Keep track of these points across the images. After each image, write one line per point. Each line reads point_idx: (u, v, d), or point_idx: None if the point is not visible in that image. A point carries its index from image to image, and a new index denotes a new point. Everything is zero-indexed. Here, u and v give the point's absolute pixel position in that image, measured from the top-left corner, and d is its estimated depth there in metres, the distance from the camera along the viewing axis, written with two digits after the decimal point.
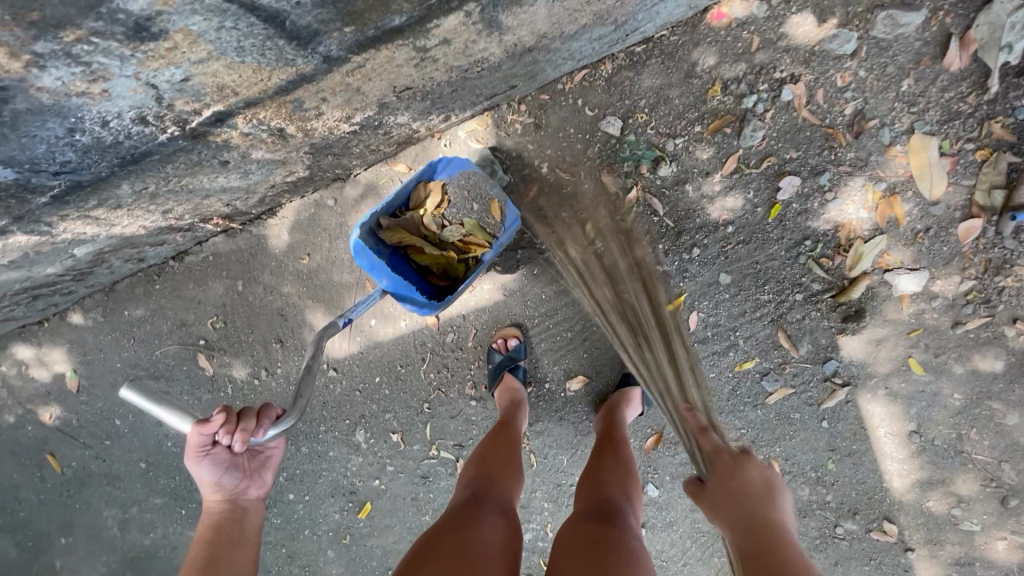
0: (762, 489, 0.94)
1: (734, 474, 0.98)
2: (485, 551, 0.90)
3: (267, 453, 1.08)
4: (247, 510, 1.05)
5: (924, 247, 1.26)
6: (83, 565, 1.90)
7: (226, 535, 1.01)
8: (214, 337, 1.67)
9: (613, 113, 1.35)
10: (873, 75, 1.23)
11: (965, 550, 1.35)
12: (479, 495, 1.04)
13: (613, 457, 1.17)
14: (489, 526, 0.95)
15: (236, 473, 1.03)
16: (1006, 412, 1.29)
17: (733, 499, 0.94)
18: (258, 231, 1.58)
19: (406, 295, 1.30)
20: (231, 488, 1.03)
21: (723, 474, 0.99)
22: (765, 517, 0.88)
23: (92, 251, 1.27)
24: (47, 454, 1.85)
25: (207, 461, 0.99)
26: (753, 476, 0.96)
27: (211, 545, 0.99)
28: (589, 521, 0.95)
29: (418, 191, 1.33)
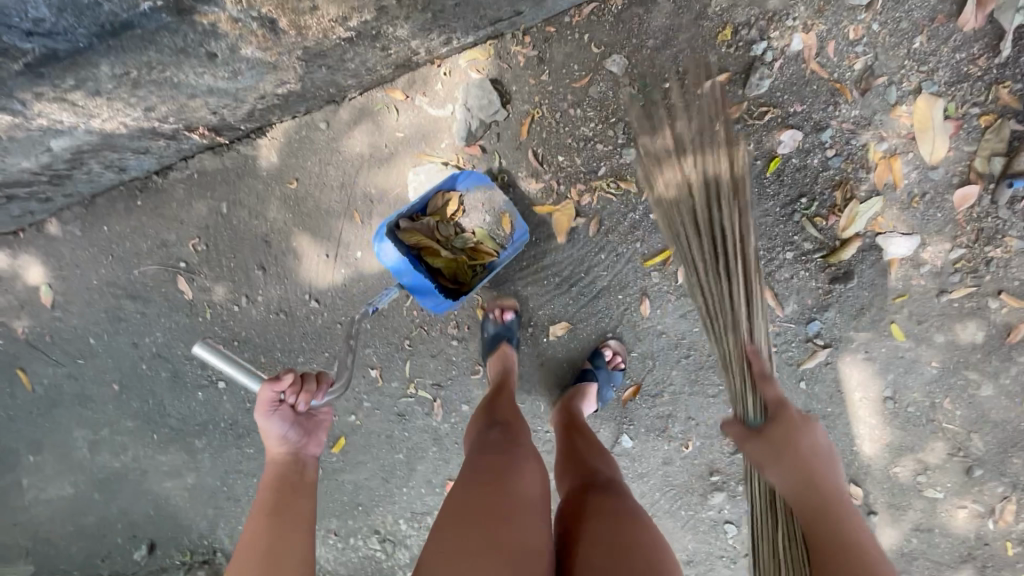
0: (827, 460, 0.86)
1: (802, 433, 0.88)
2: (526, 506, 0.88)
3: (324, 415, 1.05)
4: (310, 465, 0.99)
5: (919, 213, 1.25)
6: (50, 484, 1.88)
7: (291, 482, 0.94)
8: (196, 260, 1.64)
9: (619, 52, 1.32)
10: (886, 30, 1.21)
11: (927, 517, 1.37)
12: (504, 441, 1.03)
13: (582, 436, 1.22)
14: (526, 475, 0.94)
15: (300, 432, 1.00)
16: (981, 383, 1.30)
17: (805, 468, 0.84)
18: (246, 152, 1.54)
19: (426, 292, 1.40)
20: (294, 442, 0.98)
21: (788, 429, 0.89)
22: (823, 481, 0.83)
23: (69, 147, 1.22)
24: (18, 369, 1.81)
25: (274, 417, 0.96)
26: (818, 443, 0.87)
27: (272, 493, 0.92)
28: (597, 493, 0.96)
29: (435, 201, 1.39)
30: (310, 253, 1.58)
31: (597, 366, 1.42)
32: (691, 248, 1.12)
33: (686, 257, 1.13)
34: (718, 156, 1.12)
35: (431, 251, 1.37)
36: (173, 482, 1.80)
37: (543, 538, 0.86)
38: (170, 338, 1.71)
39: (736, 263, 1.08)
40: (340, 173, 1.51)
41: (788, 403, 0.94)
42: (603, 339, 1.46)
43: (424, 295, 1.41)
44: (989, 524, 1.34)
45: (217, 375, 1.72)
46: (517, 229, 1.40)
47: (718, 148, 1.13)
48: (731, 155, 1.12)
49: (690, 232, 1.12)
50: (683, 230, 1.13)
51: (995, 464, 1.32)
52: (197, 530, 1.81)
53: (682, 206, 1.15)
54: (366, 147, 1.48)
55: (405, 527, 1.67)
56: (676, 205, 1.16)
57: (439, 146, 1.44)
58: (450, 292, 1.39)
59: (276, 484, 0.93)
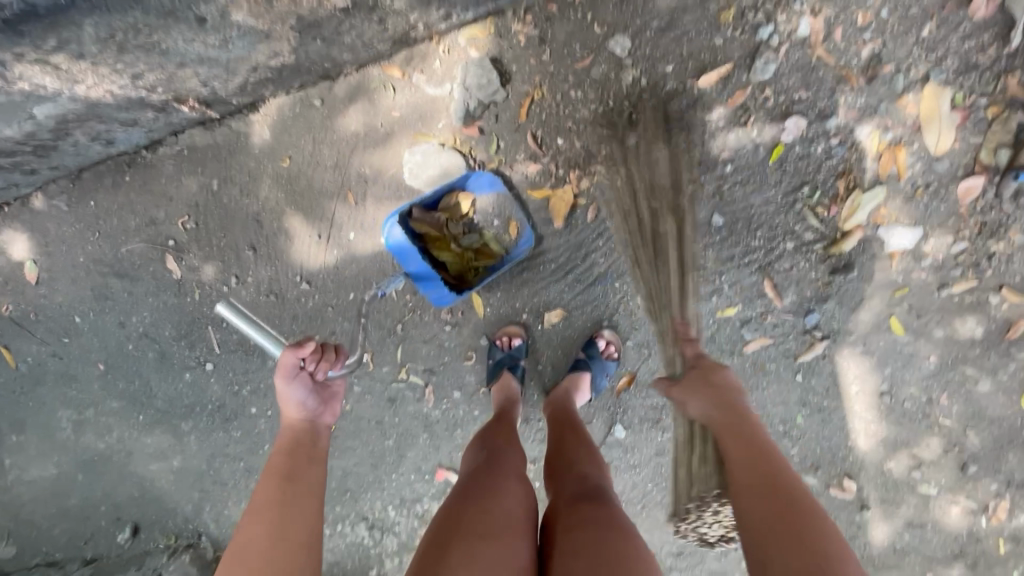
0: (733, 389, 0.98)
1: (711, 373, 1.01)
2: (509, 526, 0.88)
3: (337, 387, 1.02)
4: (322, 438, 0.96)
5: (922, 204, 1.24)
6: (32, 465, 1.84)
7: (302, 456, 0.90)
8: (185, 238, 1.60)
9: (622, 33, 1.29)
10: (895, 16, 1.18)
11: (919, 513, 1.36)
12: (492, 465, 1.04)
13: (575, 435, 1.19)
14: (509, 493, 0.95)
15: (316, 399, 0.97)
16: (978, 379, 1.28)
17: (715, 394, 0.98)
18: (238, 127, 1.50)
19: (430, 283, 1.42)
20: (308, 412, 0.95)
21: (699, 371, 1.03)
22: (738, 412, 0.94)
23: (54, 115, 1.19)
24: (2, 346, 1.78)
25: (294, 384, 0.93)
26: (724, 376, 1.01)
27: (280, 465, 0.88)
28: (582, 502, 0.94)
29: (448, 200, 1.41)
30: (301, 234, 1.55)
31: (590, 356, 1.40)
32: (632, 240, 1.25)
33: (630, 254, 1.26)
34: (660, 165, 1.26)
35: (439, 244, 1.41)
36: (158, 464, 1.77)
37: (524, 553, 0.85)
38: (157, 318, 1.68)
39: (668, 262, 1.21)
40: (334, 152, 1.48)
41: (705, 355, 1.07)
42: (598, 328, 1.44)
43: (428, 286, 1.43)
44: (981, 521, 1.33)
45: (204, 357, 1.68)
46: (523, 236, 1.41)
47: (664, 159, 1.26)
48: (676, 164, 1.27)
49: (633, 228, 1.25)
50: (629, 229, 1.26)
51: (990, 460, 1.31)
52: (182, 513, 1.78)
53: (630, 209, 1.26)
54: (362, 125, 1.45)
55: (394, 515, 1.64)
56: (623, 209, 1.27)
57: (436, 126, 1.41)
58: (454, 285, 1.42)
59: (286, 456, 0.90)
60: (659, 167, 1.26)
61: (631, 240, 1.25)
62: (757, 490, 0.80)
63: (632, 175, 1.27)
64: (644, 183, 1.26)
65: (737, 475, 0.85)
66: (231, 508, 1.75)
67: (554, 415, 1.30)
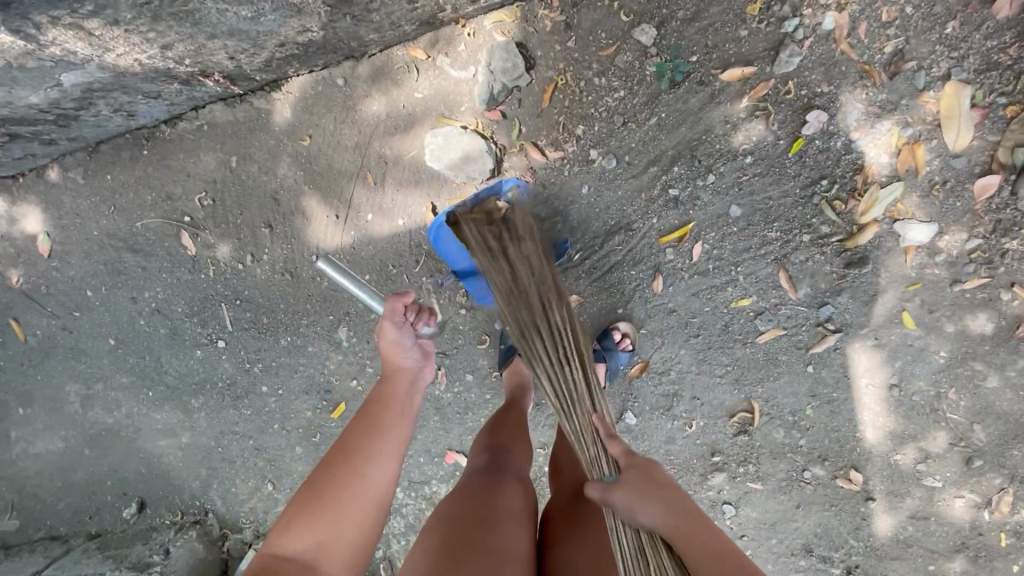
0: (677, 488, 0.83)
1: (650, 469, 0.85)
2: (514, 518, 0.93)
3: (430, 345, 1.10)
4: (417, 392, 1.04)
5: (939, 200, 1.25)
6: (39, 438, 1.84)
7: (397, 406, 0.99)
8: (201, 215, 1.60)
9: (648, 22, 1.30)
10: (920, 13, 1.20)
11: (923, 505, 1.38)
12: (499, 461, 1.08)
13: None
14: (511, 490, 1.00)
15: (417, 353, 1.05)
16: (986, 375, 1.30)
17: (667, 494, 0.81)
18: (260, 104, 1.51)
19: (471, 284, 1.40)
20: (408, 364, 1.03)
21: (636, 464, 0.85)
22: (687, 508, 0.80)
23: (80, 82, 1.20)
24: (12, 319, 1.77)
25: (399, 332, 1.01)
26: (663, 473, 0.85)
27: (375, 408, 0.98)
28: (580, 500, 1.02)
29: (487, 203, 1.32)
30: (319, 214, 1.55)
31: (606, 348, 1.40)
32: (527, 332, 1.11)
33: (529, 352, 1.10)
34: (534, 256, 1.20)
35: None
36: (167, 441, 1.77)
37: (525, 544, 0.90)
38: (170, 294, 1.68)
39: (573, 351, 1.06)
40: (355, 132, 1.48)
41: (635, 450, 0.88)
42: (613, 321, 1.45)
43: (472, 283, 1.40)
44: (984, 514, 1.35)
45: (216, 334, 1.68)
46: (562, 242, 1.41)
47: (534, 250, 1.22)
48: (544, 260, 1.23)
49: (523, 321, 1.12)
50: (517, 325, 1.13)
51: (995, 455, 1.33)
52: (189, 490, 1.78)
53: (522, 296, 1.14)
54: (383, 107, 1.45)
55: (402, 497, 1.65)
56: (511, 305, 1.14)
57: (459, 110, 1.42)
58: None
59: (382, 402, 0.98)
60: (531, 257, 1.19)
61: (523, 337, 1.11)
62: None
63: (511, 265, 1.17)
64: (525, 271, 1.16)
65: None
66: (238, 487, 1.75)
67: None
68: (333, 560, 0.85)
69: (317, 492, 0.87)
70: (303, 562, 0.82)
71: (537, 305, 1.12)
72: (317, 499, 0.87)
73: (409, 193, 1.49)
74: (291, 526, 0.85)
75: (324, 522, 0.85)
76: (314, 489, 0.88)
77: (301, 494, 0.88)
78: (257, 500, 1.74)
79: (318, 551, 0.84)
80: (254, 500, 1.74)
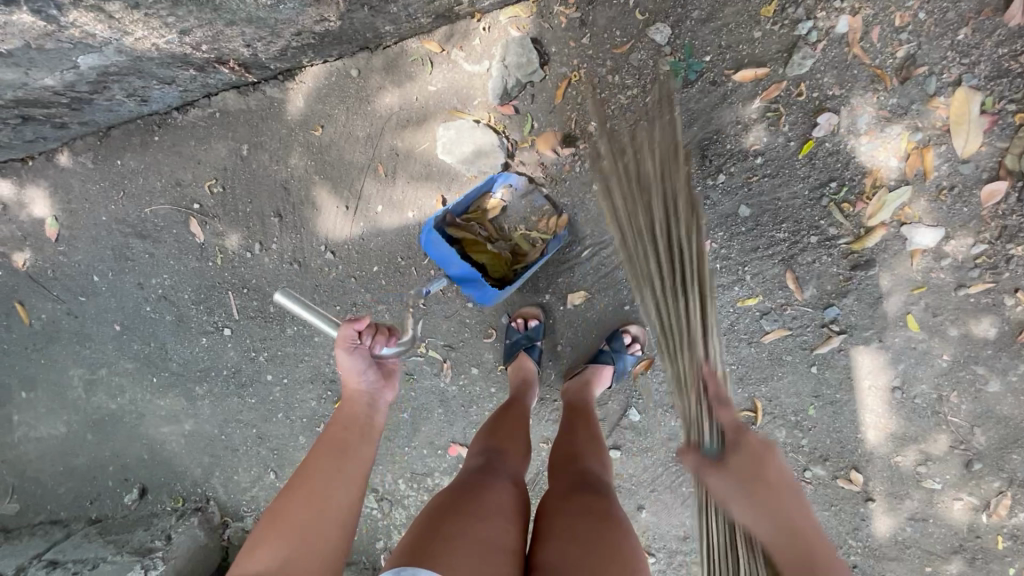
0: (790, 492, 0.81)
1: (761, 462, 0.84)
2: (499, 513, 0.89)
3: (393, 364, 1.11)
4: (378, 412, 1.06)
5: (946, 206, 1.27)
6: (42, 422, 1.84)
7: (357, 428, 1.02)
8: (210, 203, 1.61)
9: (662, 21, 1.31)
10: (932, 19, 1.21)
11: (923, 506, 1.40)
12: (492, 463, 1.04)
13: (587, 427, 1.19)
14: (503, 487, 0.96)
15: (376, 374, 1.07)
16: (989, 378, 1.31)
17: (770, 498, 0.80)
18: (273, 93, 1.51)
19: (472, 283, 1.40)
20: (367, 386, 1.05)
21: (749, 459, 0.85)
22: (794, 512, 0.79)
23: (97, 65, 1.21)
24: (17, 303, 1.77)
25: (355, 356, 1.02)
26: (776, 470, 0.84)
27: (336, 431, 1.00)
28: (576, 494, 0.95)
29: (479, 201, 1.44)
30: (329, 205, 1.56)
31: (615, 349, 1.41)
32: (649, 260, 1.05)
33: (643, 272, 1.05)
34: (672, 188, 1.08)
35: (477, 246, 1.40)
36: (170, 427, 1.77)
37: (511, 538, 0.85)
38: (177, 281, 1.68)
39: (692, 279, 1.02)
40: (368, 124, 1.49)
41: (742, 426, 0.90)
42: (625, 323, 1.46)
43: (469, 286, 1.42)
44: (982, 517, 1.37)
45: (222, 322, 1.68)
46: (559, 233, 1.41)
47: (674, 180, 1.09)
48: (688, 195, 1.09)
49: (647, 240, 1.05)
50: (637, 240, 1.07)
51: (995, 459, 1.34)
52: (191, 477, 1.78)
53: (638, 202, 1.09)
54: (397, 99, 1.46)
55: (404, 488, 1.66)
56: (633, 224, 1.08)
57: (471, 104, 1.43)
58: (497, 281, 1.41)
59: (342, 425, 1.01)
60: (664, 186, 1.07)
61: (641, 254, 1.06)
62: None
63: (641, 189, 1.09)
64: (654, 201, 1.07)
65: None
66: (240, 475, 1.76)
67: (571, 406, 1.30)
68: None
69: (280, 516, 0.87)
70: None
71: (658, 224, 1.04)
72: (277, 521, 0.87)
73: (419, 186, 1.50)
74: (253, 551, 0.84)
75: (284, 543, 0.84)
76: (277, 513, 0.88)
77: (265, 519, 0.88)
78: (259, 488, 1.75)
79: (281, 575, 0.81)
80: (256, 489, 1.75)
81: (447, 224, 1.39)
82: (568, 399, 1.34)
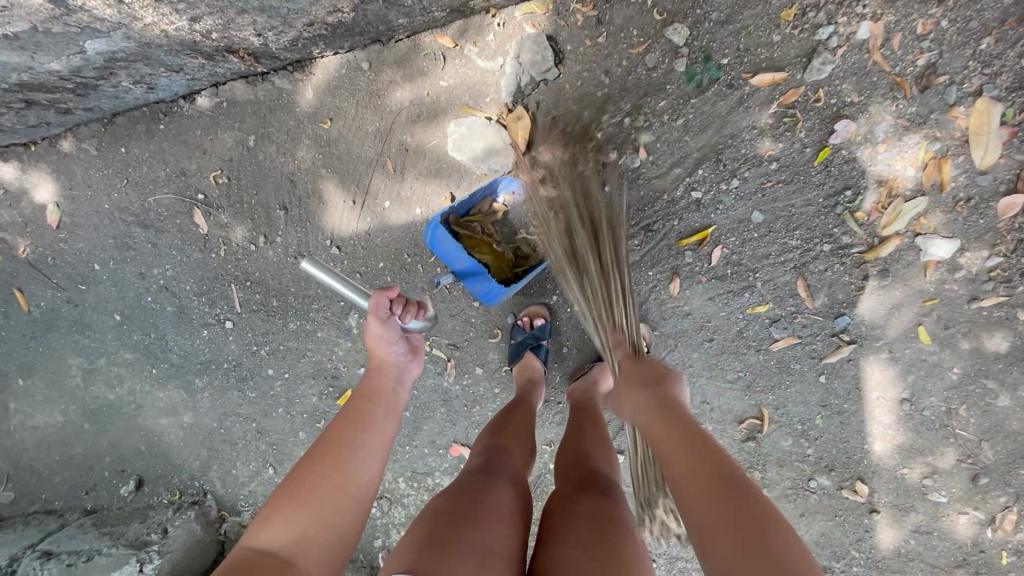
0: (662, 385, 0.97)
1: (642, 374, 1.01)
2: (499, 517, 0.84)
3: (418, 339, 1.15)
4: (404, 385, 1.08)
5: (962, 217, 1.25)
6: (39, 411, 1.81)
7: (382, 402, 1.02)
8: (215, 194, 1.58)
9: (680, 22, 1.29)
10: (955, 27, 1.19)
11: (927, 520, 1.39)
12: (494, 461, 1.00)
13: (595, 428, 1.16)
14: (504, 490, 0.92)
15: (405, 347, 1.09)
16: (999, 393, 1.30)
17: (646, 392, 0.96)
18: (281, 84, 1.49)
19: (476, 281, 1.38)
20: (396, 358, 1.07)
21: (630, 374, 1.03)
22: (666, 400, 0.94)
23: (104, 51, 1.19)
24: (16, 290, 1.74)
25: (387, 326, 1.03)
26: (653, 371, 1.01)
27: (362, 402, 1.00)
28: (585, 494, 0.91)
29: (481, 204, 1.40)
30: (336, 199, 1.54)
31: None
32: (561, 262, 1.26)
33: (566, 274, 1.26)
34: (570, 194, 1.28)
35: (481, 245, 1.37)
36: (168, 419, 1.75)
37: (509, 543, 0.81)
38: (179, 272, 1.66)
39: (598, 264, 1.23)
40: (377, 118, 1.47)
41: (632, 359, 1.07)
42: None
43: (473, 282, 1.40)
44: (987, 532, 1.36)
45: (224, 315, 1.66)
46: None
47: (568, 186, 1.29)
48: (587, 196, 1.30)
49: (557, 242, 1.26)
50: (555, 252, 1.26)
51: (1002, 473, 1.33)
52: (188, 470, 1.77)
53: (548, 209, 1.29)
54: (408, 94, 1.44)
55: (404, 487, 1.64)
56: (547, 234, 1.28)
57: (484, 101, 1.41)
58: (502, 280, 1.38)
59: (368, 398, 1.01)
60: (568, 194, 1.28)
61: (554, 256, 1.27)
62: (689, 467, 0.78)
63: (548, 198, 1.28)
64: (559, 208, 1.28)
65: (669, 453, 0.83)
66: (239, 469, 1.74)
67: (576, 407, 1.28)
68: (315, 554, 0.80)
69: (300, 486, 0.85)
70: (281, 555, 0.78)
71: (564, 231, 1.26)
72: (297, 489, 0.85)
73: (428, 182, 1.48)
74: (268, 521, 0.81)
75: (305, 514, 0.83)
76: (298, 483, 0.86)
77: (283, 489, 0.86)
78: (257, 483, 1.73)
79: (299, 542, 0.80)
80: (254, 484, 1.73)
81: (450, 223, 1.34)
82: (574, 400, 1.32)
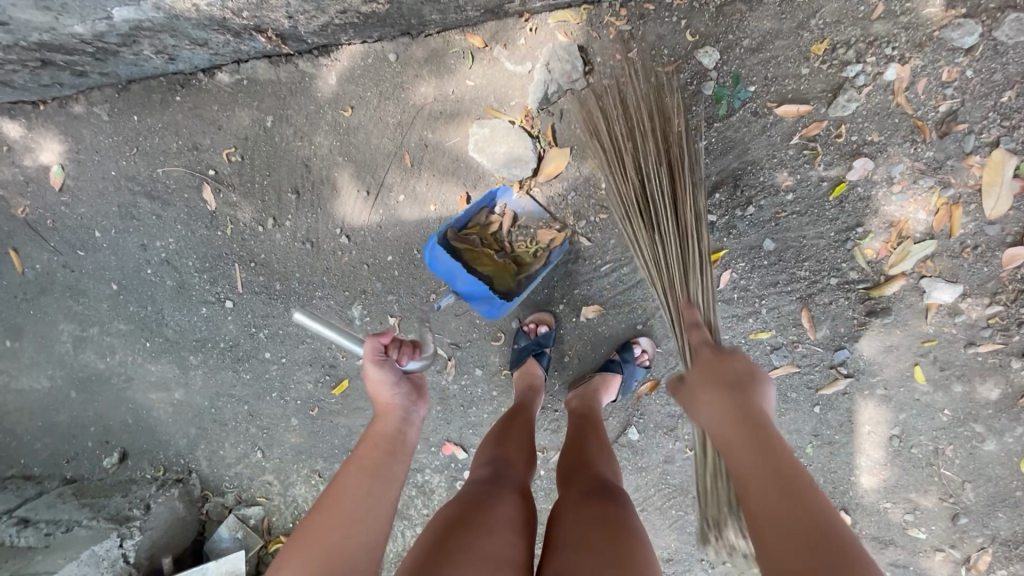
0: (748, 386, 0.82)
1: (723, 368, 0.85)
2: (507, 526, 0.84)
3: (421, 378, 1.06)
4: (410, 426, 1.00)
5: (967, 264, 1.28)
6: (25, 375, 1.78)
7: (388, 445, 0.95)
8: (227, 171, 1.56)
9: (712, 45, 1.30)
10: (979, 77, 1.21)
11: (904, 554, 1.42)
12: (499, 472, 1.00)
13: (597, 435, 1.17)
14: (507, 500, 0.91)
15: (407, 387, 1.02)
16: (985, 438, 1.34)
17: (727, 403, 0.80)
18: (305, 68, 1.47)
19: (479, 297, 1.35)
20: (399, 399, 1.00)
21: (708, 369, 0.86)
22: (757, 417, 0.77)
23: (130, 19, 1.18)
24: (11, 250, 1.70)
25: (384, 369, 0.98)
26: (737, 368, 0.85)
27: (366, 450, 0.94)
28: (589, 499, 0.91)
29: (477, 216, 1.41)
30: (349, 190, 1.52)
31: (624, 360, 1.42)
32: (629, 213, 1.19)
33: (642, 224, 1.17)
34: (650, 154, 1.17)
35: (480, 257, 1.36)
36: (158, 395, 1.73)
37: (517, 551, 0.81)
38: (182, 247, 1.63)
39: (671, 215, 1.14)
40: (399, 112, 1.46)
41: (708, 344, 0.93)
42: (636, 335, 1.46)
43: (475, 300, 1.37)
44: (961, 570, 1.40)
45: (224, 294, 1.64)
46: (560, 243, 1.42)
47: (647, 135, 1.19)
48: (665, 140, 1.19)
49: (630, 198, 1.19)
50: (630, 203, 1.19)
51: (981, 515, 1.37)
52: (175, 447, 1.75)
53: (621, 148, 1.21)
54: (432, 90, 1.43)
55: None
56: (617, 185, 1.22)
57: (508, 104, 1.41)
58: (504, 292, 1.36)
59: (372, 442, 0.95)
60: (646, 145, 1.18)
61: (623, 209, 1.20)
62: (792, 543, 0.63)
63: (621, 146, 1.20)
64: (637, 165, 1.19)
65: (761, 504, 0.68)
66: (227, 450, 1.73)
67: (578, 413, 1.28)
68: None
69: (306, 538, 0.82)
70: None
71: (635, 181, 1.18)
72: (301, 546, 0.82)
73: (443, 180, 1.47)
74: None
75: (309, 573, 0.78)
76: (304, 536, 0.83)
77: (293, 541, 0.83)
78: (244, 466, 1.72)
79: None
80: (241, 466, 1.72)
81: (449, 239, 1.34)
82: (573, 407, 1.32)
